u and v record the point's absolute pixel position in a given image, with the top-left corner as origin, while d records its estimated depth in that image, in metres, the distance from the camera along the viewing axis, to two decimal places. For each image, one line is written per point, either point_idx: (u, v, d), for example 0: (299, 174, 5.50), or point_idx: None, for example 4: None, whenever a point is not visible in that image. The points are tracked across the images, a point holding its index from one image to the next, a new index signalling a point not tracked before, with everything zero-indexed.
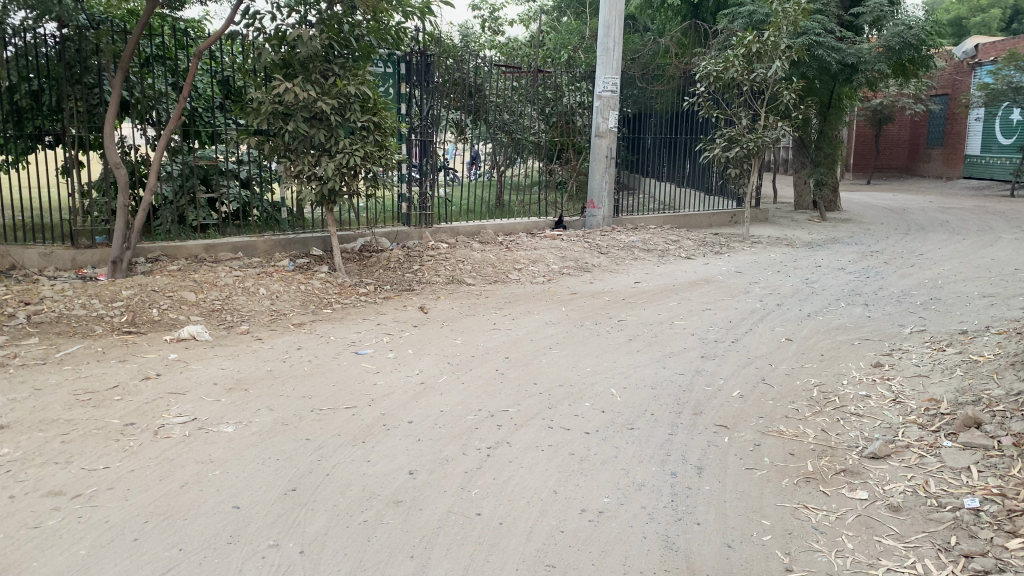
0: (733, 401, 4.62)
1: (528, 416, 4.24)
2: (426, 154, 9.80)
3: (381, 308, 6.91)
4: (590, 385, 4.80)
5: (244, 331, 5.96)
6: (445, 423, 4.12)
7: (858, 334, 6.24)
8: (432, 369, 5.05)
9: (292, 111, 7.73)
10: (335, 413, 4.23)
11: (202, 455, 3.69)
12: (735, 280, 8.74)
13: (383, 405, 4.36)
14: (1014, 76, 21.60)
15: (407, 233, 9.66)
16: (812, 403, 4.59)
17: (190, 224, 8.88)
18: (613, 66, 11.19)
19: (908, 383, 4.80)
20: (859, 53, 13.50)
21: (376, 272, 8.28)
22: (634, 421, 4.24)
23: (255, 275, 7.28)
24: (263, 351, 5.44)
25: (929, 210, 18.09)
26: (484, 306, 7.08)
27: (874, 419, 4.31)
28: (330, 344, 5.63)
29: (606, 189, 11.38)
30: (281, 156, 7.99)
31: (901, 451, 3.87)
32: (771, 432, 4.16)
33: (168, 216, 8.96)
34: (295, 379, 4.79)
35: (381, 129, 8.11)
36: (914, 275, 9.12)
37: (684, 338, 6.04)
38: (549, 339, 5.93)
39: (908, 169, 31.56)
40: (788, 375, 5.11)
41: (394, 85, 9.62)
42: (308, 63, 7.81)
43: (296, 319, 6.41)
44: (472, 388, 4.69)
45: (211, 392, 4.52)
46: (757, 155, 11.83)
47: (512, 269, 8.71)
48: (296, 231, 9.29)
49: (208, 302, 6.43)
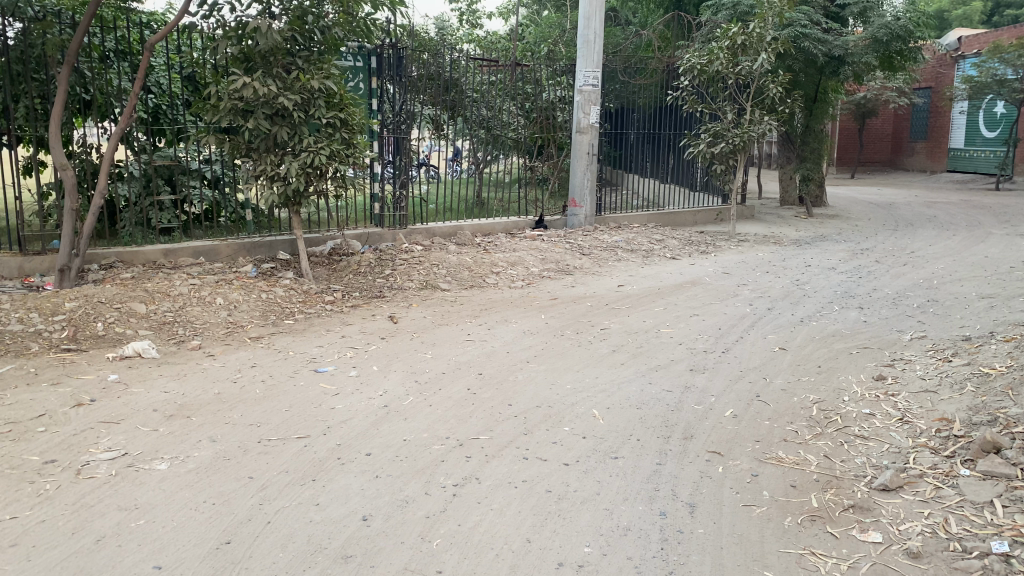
0: (725, 423, 4.22)
1: (500, 444, 3.82)
2: (400, 151, 9.32)
3: (347, 318, 6.46)
4: (570, 406, 4.39)
5: (195, 346, 5.49)
6: (407, 455, 3.69)
7: (855, 342, 5.87)
8: (397, 389, 4.61)
9: (253, 107, 7.24)
10: (284, 446, 3.79)
11: (127, 499, 3.23)
12: (724, 282, 8.35)
13: (339, 434, 3.93)
14: (998, 68, 21.45)
15: (379, 234, 9.14)
16: (813, 424, 4.20)
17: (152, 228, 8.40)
18: (594, 59, 10.76)
19: (915, 399, 4.41)
20: (845, 45, 13.21)
21: (345, 278, 7.83)
22: (618, 449, 3.82)
23: (213, 283, 6.78)
24: (213, 370, 4.97)
25: (915, 205, 17.86)
26: (458, 314, 6.64)
27: (882, 442, 3.93)
28: (288, 361, 5.19)
29: (588, 186, 10.95)
30: (242, 156, 7.52)
31: (914, 482, 3.47)
32: (769, 461, 3.76)
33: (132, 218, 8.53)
34: (245, 404, 4.35)
35: (348, 127, 7.65)
36: (908, 274, 8.79)
37: (671, 349, 5.63)
38: (527, 352, 5.50)
39: (891, 163, 31.37)
40: (784, 391, 4.71)
41: (364, 80, 9.12)
42: (269, 57, 7.31)
43: (254, 332, 5.95)
44: (439, 410, 4.26)
45: (148, 421, 4.06)
46: (743, 150, 11.45)
47: (490, 272, 8.28)
48: (262, 233, 8.79)
49: (159, 314, 5.96)
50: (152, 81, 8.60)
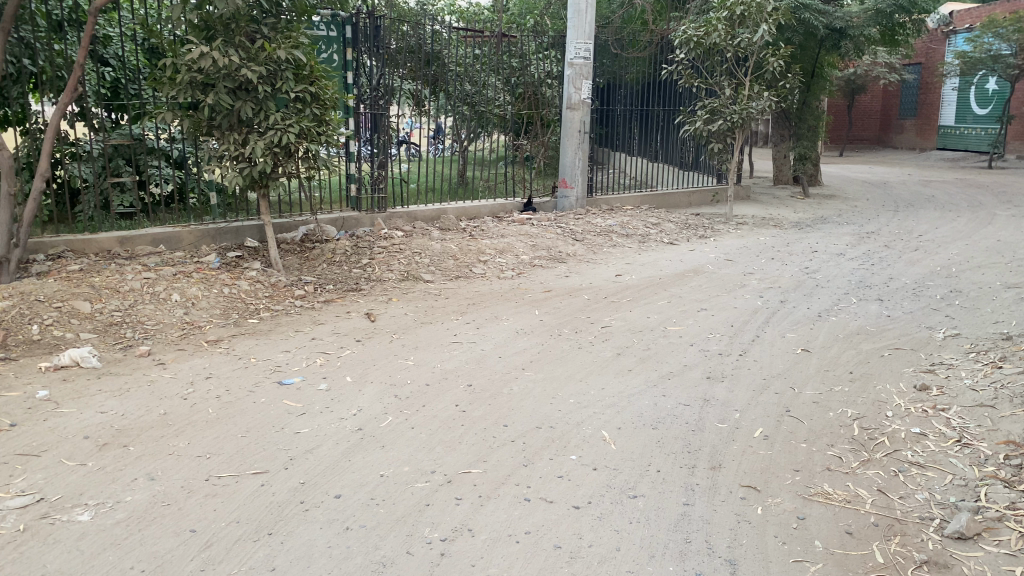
0: (757, 447, 3.63)
1: (496, 480, 3.21)
2: (379, 128, 8.59)
3: (320, 316, 5.78)
4: (574, 426, 3.79)
5: (144, 353, 4.82)
6: (385, 498, 3.07)
7: (884, 341, 5.30)
8: (375, 406, 3.98)
9: (214, 80, 6.52)
10: (236, 486, 3.16)
11: (33, 568, 2.59)
12: (728, 270, 7.76)
13: (304, 469, 3.30)
14: (992, 43, 20.84)
15: (355, 219, 8.48)
16: (857, 448, 3.63)
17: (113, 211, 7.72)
18: (586, 29, 10.05)
19: (971, 416, 3.83)
20: (846, 18, 12.61)
21: (319, 268, 7.18)
22: (636, 486, 3.22)
23: (170, 274, 6.09)
24: (162, 383, 4.31)
25: (911, 185, 17.35)
26: (443, 310, 6.00)
27: (943, 472, 3.35)
28: (249, 370, 4.55)
29: (579, 166, 10.30)
30: (204, 134, 6.83)
31: (994, 528, 2.90)
32: (814, 498, 3.18)
33: (90, 202, 7.81)
34: (194, 428, 3.70)
35: (320, 101, 6.94)
36: (921, 261, 8.24)
37: (682, 352, 5.04)
38: (522, 356, 4.88)
39: (878, 141, 30.85)
40: (818, 405, 4.13)
41: (339, 51, 8.26)
42: (232, 24, 6.53)
43: (213, 334, 5.28)
44: (424, 435, 3.63)
45: (75, 453, 3.40)
46: (742, 128, 10.81)
47: (477, 261, 7.64)
48: (228, 218, 8.09)
49: (105, 314, 5.30)
50: (109, 53, 7.85)
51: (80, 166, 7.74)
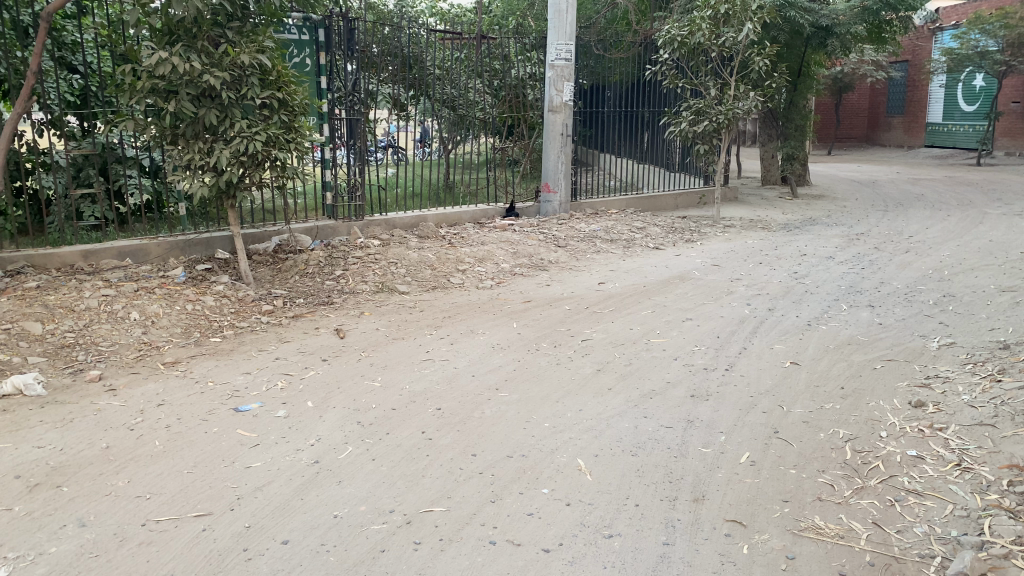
0: (742, 474, 3.39)
1: (459, 520, 2.96)
2: (355, 134, 8.30)
3: (286, 333, 5.50)
4: (548, 454, 3.54)
5: (95, 377, 4.54)
6: (337, 543, 2.81)
7: (876, 352, 5.06)
8: (335, 435, 3.71)
9: (176, 87, 6.22)
10: (175, 531, 2.89)
11: None
12: (715, 276, 7.52)
13: (253, 510, 3.04)
14: (979, 39, 20.73)
15: (331, 228, 8.15)
16: (850, 474, 3.38)
17: (83, 222, 7.39)
18: (567, 30, 9.79)
19: (971, 436, 3.60)
20: (832, 15, 12.40)
21: (291, 280, 6.90)
22: (612, 524, 2.97)
23: (131, 290, 5.80)
24: (109, 412, 4.03)
25: (900, 183, 17.17)
26: (416, 325, 5.73)
27: (943, 501, 3.10)
28: (205, 395, 4.28)
29: (562, 170, 10.04)
30: (169, 142, 6.53)
31: (1000, 567, 2.66)
32: (804, 534, 2.93)
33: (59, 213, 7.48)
34: (137, 463, 3.43)
35: (288, 107, 6.66)
36: (913, 263, 8.03)
37: (666, 367, 4.79)
38: (496, 375, 4.62)
39: (866, 139, 30.71)
40: (807, 425, 3.89)
41: (312, 55, 7.93)
42: (194, 28, 6.21)
43: (171, 355, 5.00)
44: (385, 468, 3.37)
45: (2, 496, 3.12)
46: (728, 129, 10.58)
47: (455, 270, 7.37)
48: (199, 228, 7.77)
49: (58, 336, 5.03)
50: (78, 60, 7.54)
51: (48, 176, 7.41)
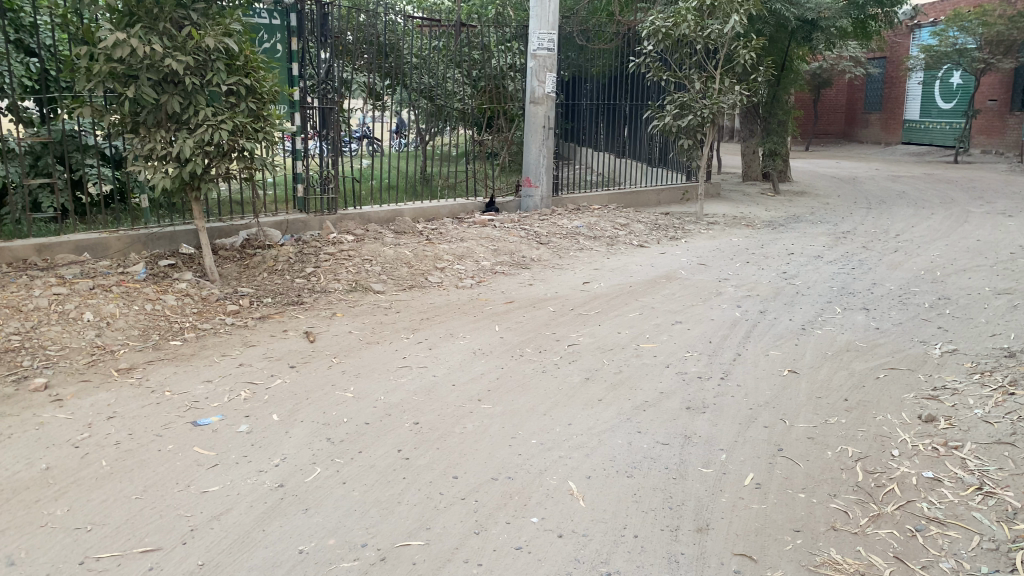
0: (749, 499, 3.11)
1: (440, 557, 2.65)
2: (328, 124, 7.92)
3: (252, 336, 5.15)
4: (536, 476, 3.23)
5: (39, 386, 4.15)
6: None
7: (877, 360, 4.81)
8: (302, 454, 3.38)
9: (136, 72, 5.78)
10: (118, 571, 2.55)
11: None
12: (702, 276, 7.26)
13: (207, 544, 2.70)
14: (958, 36, 20.63)
15: (302, 222, 7.76)
16: (864, 499, 3.12)
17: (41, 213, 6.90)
18: (549, 19, 9.45)
19: (990, 457, 3.35)
20: (818, 8, 12.05)
21: (259, 278, 6.53)
22: (609, 560, 2.67)
23: (86, 288, 5.40)
24: (53, 427, 3.66)
25: (881, 180, 17.02)
26: (392, 327, 5.40)
27: (968, 532, 2.85)
28: (161, 407, 3.92)
29: (543, 164, 9.73)
30: (129, 130, 6.08)
31: None
32: (822, 570, 2.66)
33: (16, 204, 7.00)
34: (80, 488, 3.07)
35: (256, 95, 6.26)
36: (903, 264, 7.82)
37: (659, 376, 4.50)
38: (478, 383, 4.31)
39: (844, 136, 30.66)
40: (813, 442, 3.62)
41: (283, 40, 7.50)
42: (155, 9, 5.77)
43: (126, 361, 4.63)
44: (357, 493, 3.05)
45: None
46: (712, 123, 10.31)
47: (433, 268, 7.04)
48: (163, 222, 7.32)
49: (1, 339, 4.63)
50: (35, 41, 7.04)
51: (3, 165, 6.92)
